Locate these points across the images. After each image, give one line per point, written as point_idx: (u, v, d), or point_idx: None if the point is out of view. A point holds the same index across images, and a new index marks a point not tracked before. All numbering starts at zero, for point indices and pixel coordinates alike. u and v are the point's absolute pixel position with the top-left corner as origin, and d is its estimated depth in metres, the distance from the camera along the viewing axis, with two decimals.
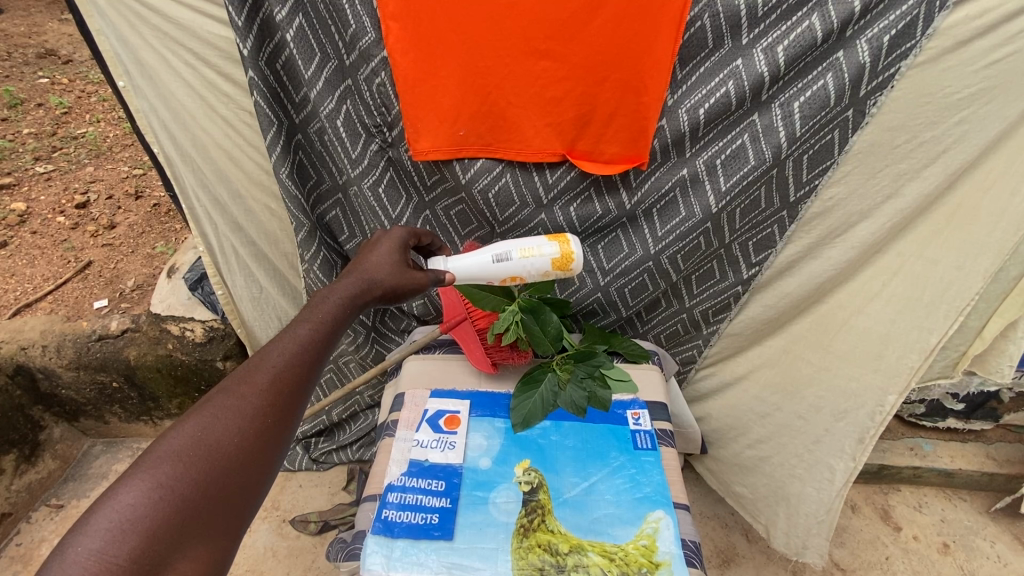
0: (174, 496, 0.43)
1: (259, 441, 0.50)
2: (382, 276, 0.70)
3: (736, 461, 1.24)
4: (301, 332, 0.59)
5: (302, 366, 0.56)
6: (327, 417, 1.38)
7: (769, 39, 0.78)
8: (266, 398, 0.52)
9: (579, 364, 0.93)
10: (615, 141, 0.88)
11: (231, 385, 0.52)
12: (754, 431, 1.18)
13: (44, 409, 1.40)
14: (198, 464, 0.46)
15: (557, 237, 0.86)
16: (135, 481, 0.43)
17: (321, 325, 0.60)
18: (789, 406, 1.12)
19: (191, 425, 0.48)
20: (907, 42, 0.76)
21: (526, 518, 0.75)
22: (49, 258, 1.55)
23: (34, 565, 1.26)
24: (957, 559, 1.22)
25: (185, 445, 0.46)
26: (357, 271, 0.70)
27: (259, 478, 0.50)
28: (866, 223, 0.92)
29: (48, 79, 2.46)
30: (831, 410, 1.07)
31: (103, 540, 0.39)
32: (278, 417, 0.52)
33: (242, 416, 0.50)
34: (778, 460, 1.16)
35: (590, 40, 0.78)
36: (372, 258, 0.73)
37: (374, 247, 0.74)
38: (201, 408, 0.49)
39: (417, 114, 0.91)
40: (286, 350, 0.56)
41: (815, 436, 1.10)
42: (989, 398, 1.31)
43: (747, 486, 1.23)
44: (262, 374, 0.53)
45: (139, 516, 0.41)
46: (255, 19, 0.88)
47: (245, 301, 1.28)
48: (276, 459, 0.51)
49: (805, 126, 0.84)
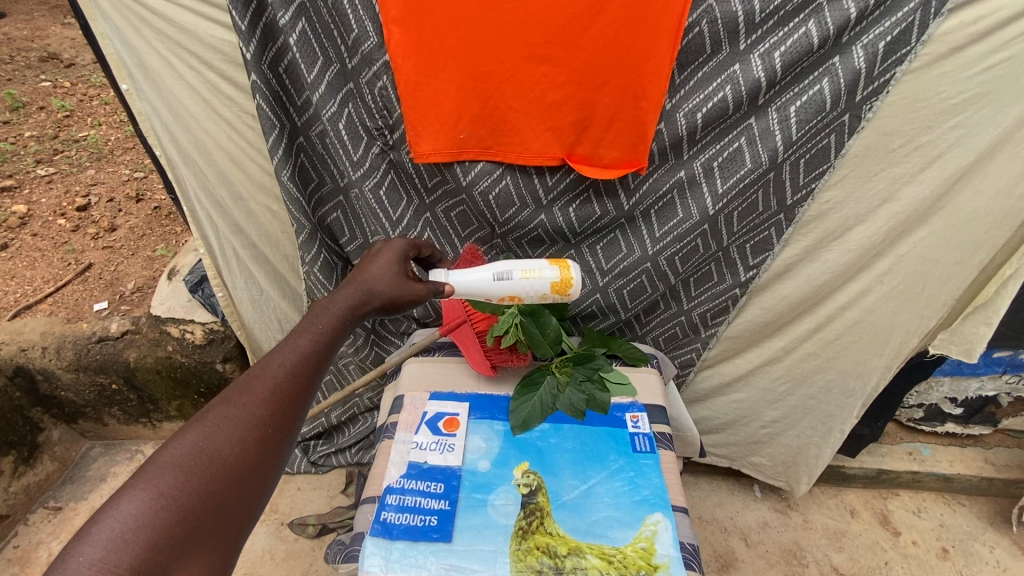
0: (176, 506, 0.44)
1: (260, 451, 0.50)
2: (382, 281, 0.71)
3: (749, 440, 1.28)
4: (302, 342, 0.59)
5: (303, 376, 0.56)
6: (326, 420, 1.38)
7: (766, 44, 0.79)
8: (268, 408, 0.52)
9: (578, 367, 0.93)
10: (615, 147, 0.89)
11: (232, 395, 0.52)
12: (766, 414, 1.23)
13: (43, 410, 1.40)
14: (199, 473, 0.46)
15: (558, 262, 0.86)
16: (137, 491, 0.43)
17: (322, 333, 0.61)
18: (801, 390, 1.16)
19: (193, 434, 0.48)
20: (901, 49, 0.77)
21: (525, 520, 0.75)
22: (49, 261, 1.56)
23: (31, 568, 1.25)
24: (955, 565, 1.22)
25: (187, 454, 0.47)
26: (357, 280, 0.70)
27: (259, 487, 0.50)
28: (862, 227, 0.93)
29: (50, 83, 2.47)
30: (840, 390, 1.13)
31: (104, 549, 0.39)
32: (279, 426, 0.53)
33: (243, 426, 0.50)
34: (793, 433, 1.23)
35: (589, 46, 0.79)
36: (373, 267, 0.73)
37: (376, 255, 0.75)
38: (203, 417, 0.50)
39: (418, 117, 0.91)
40: (287, 359, 0.57)
41: (827, 411, 1.17)
42: (988, 402, 1.30)
43: (764, 456, 1.29)
44: (264, 384, 0.53)
45: (141, 526, 0.41)
46: (258, 23, 0.89)
47: (245, 303, 1.29)
48: (276, 467, 0.51)
49: (801, 130, 0.84)
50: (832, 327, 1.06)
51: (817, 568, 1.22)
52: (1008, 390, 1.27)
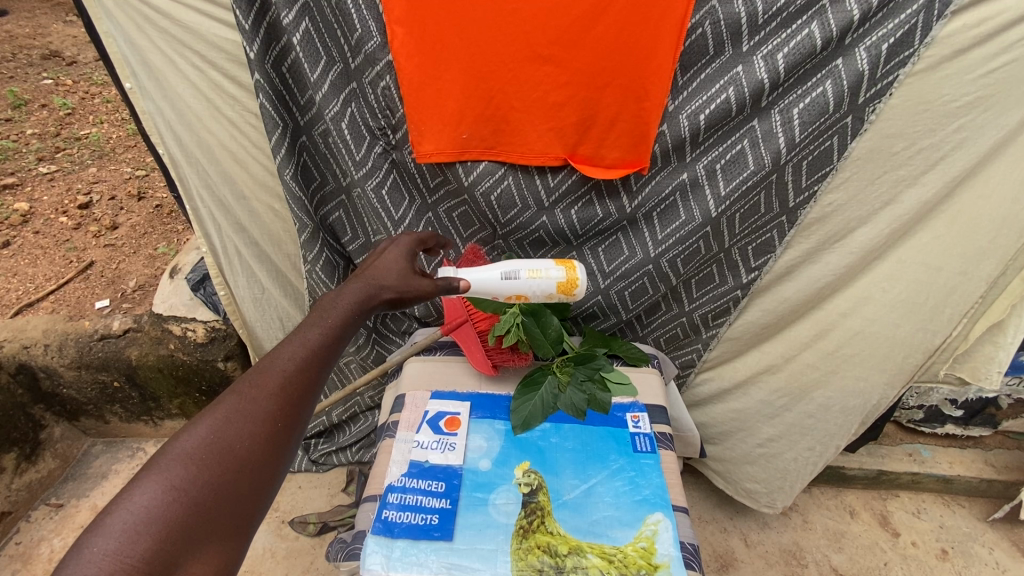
0: (187, 499, 0.44)
1: (269, 444, 0.50)
2: (390, 278, 0.71)
3: (744, 460, 1.26)
4: (312, 334, 0.59)
5: (313, 368, 0.57)
6: (327, 418, 1.39)
7: (769, 46, 0.79)
8: (278, 400, 0.52)
9: (579, 368, 0.93)
10: (616, 146, 0.89)
11: (242, 388, 0.52)
12: (761, 431, 1.21)
13: (45, 408, 1.39)
14: (208, 466, 0.46)
15: (564, 262, 0.86)
16: (148, 483, 0.44)
17: (331, 329, 0.60)
18: (798, 406, 1.14)
19: (203, 427, 0.48)
20: (905, 51, 0.77)
21: (526, 519, 0.75)
22: (52, 258, 1.57)
23: (32, 565, 1.25)
24: (955, 566, 1.22)
25: (197, 447, 0.47)
26: (364, 276, 0.70)
27: (269, 480, 0.50)
28: (864, 228, 0.93)
29: (52, 80, 2.48)
30: (840, 408, 1.11)
31: (116, 540, 0.40)
32: (288, 420, 0.52)
33: (253, 420, 0.50)
34: (789, 456, 1.20)
35: (592, 47, 0.79)
36: (380, 264, 0.73)
37: (384, 253, 0.75)
38: (214, 409, 0.50)
39: (422, 117, 0.92)
40: (296, 352, 0.57)
41: (827, 431, 1.14)
42: (987, 404, 1.31)
43: (758, 483, 1.26)
44: (274, 377, 0.54)
45: (153, 518, 0.42)
46: (262, 22, 0.89)
47: (246, 302, 1.29)
48: (285, 462, 0.51)
49: (804, 132, 0.84)
50: (833, 335, 1.05)
51: (817, 569, 1.23)
52: (1009, 392, 1.26)
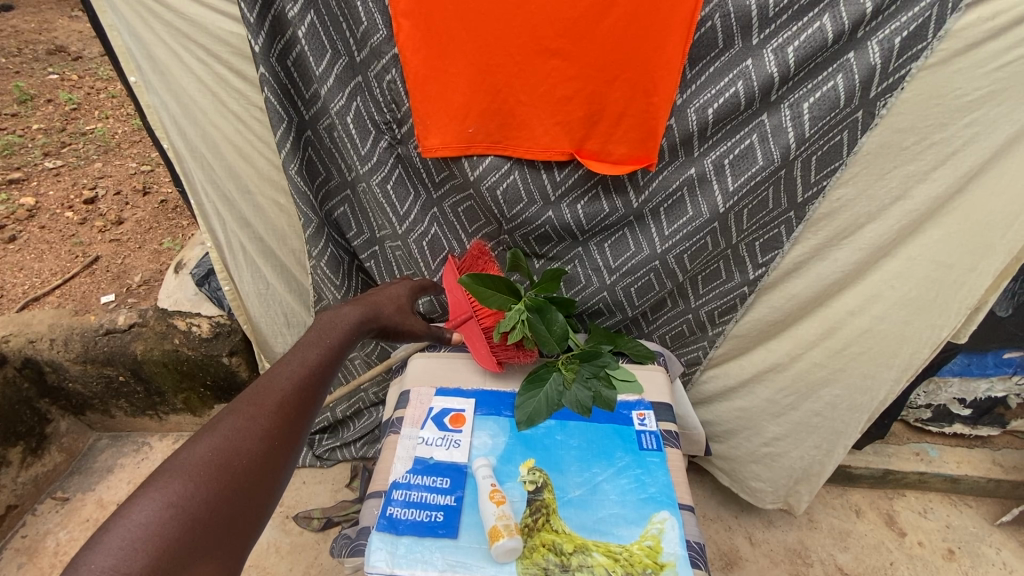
0: (185, 516, 0.44)
1: (266, 462, 0.52)
2: (386, 307, 0.81)
3: (749, 458, 1.25)
4: (310, 356, 0.63)
5: (307, 390, 0.60)
6: (332, 414, 1.39)
7: (780, 39, 0.78)
8: (275, 420, 0.55)
9: (584, 364, 0.92)
10: (624, 142, 0.88)
11: (240, 407, 0.54)
12: (768, 429, 1.20)
13: (51, 402, 1.40)
14: (208, 482, 0.47)
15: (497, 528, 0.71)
16: (147, 500, 0.43)
17: (329, 349, 0.65)
18: (805, 405, 1.13)
19: (203, 445, 0.49)
20: (918, 44, 0.76)
21: (531, 517, 0.75)
22: (58, 253, 1.58)
23: (38, 558, 1.26)
24: (961, 565, 1.22)
25: (196, 464, 0.48)
26: (365, 301, 0.79)
27: (265, 497, 0.51)
28: (874, 225, 0.92)
29: (58, 75, 2.48)
30: (848, 404, 1.09)
31: (115, 557, 0.39)
32: (284, 438, 0.55)
33: (252, 437, 0.52)
34: (798, 450, 1.19)
35: (600, 40, 0.78)
36: (380, 294, 0.83)
37: (384, 288, 0.86)
38: (212, 428, 0.51)
39: (427, 112, 0.91)
40: (292, 375, 0.60)
41: (834, 428, 1.12)
42: (996, 404, 1.30)
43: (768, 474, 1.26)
44: (272, 397, 0.56)
45: (152, 534, 0.41)
46: (266, 15, 0.89)
47: (251, 297, 1.29)
48: (281, 480, 0.53)
49: (814, 127, 0.83)
50: (841, 333, 1.03)
51: (822, 568, 1.22)
52: (1018, 391, 1.26)
